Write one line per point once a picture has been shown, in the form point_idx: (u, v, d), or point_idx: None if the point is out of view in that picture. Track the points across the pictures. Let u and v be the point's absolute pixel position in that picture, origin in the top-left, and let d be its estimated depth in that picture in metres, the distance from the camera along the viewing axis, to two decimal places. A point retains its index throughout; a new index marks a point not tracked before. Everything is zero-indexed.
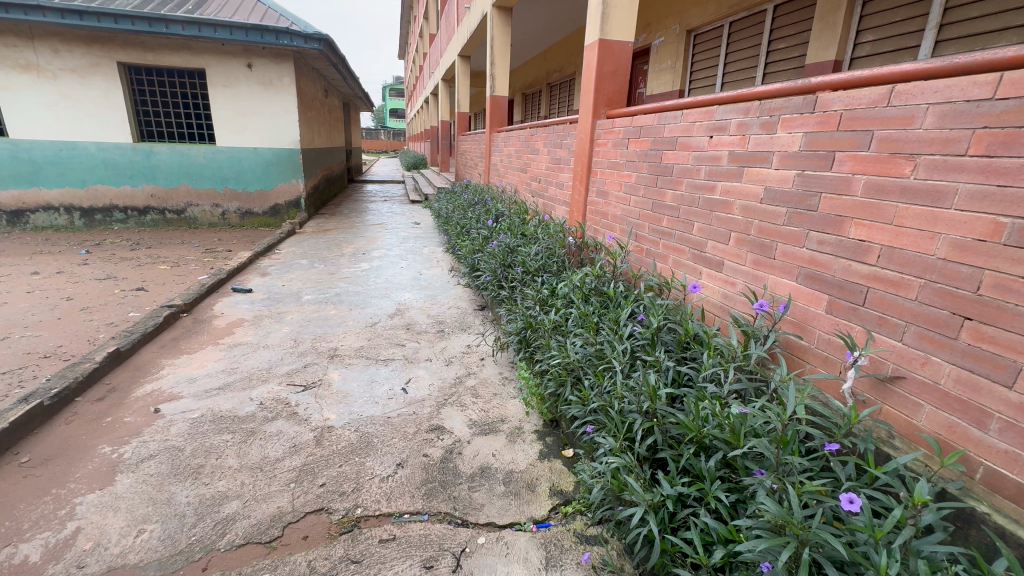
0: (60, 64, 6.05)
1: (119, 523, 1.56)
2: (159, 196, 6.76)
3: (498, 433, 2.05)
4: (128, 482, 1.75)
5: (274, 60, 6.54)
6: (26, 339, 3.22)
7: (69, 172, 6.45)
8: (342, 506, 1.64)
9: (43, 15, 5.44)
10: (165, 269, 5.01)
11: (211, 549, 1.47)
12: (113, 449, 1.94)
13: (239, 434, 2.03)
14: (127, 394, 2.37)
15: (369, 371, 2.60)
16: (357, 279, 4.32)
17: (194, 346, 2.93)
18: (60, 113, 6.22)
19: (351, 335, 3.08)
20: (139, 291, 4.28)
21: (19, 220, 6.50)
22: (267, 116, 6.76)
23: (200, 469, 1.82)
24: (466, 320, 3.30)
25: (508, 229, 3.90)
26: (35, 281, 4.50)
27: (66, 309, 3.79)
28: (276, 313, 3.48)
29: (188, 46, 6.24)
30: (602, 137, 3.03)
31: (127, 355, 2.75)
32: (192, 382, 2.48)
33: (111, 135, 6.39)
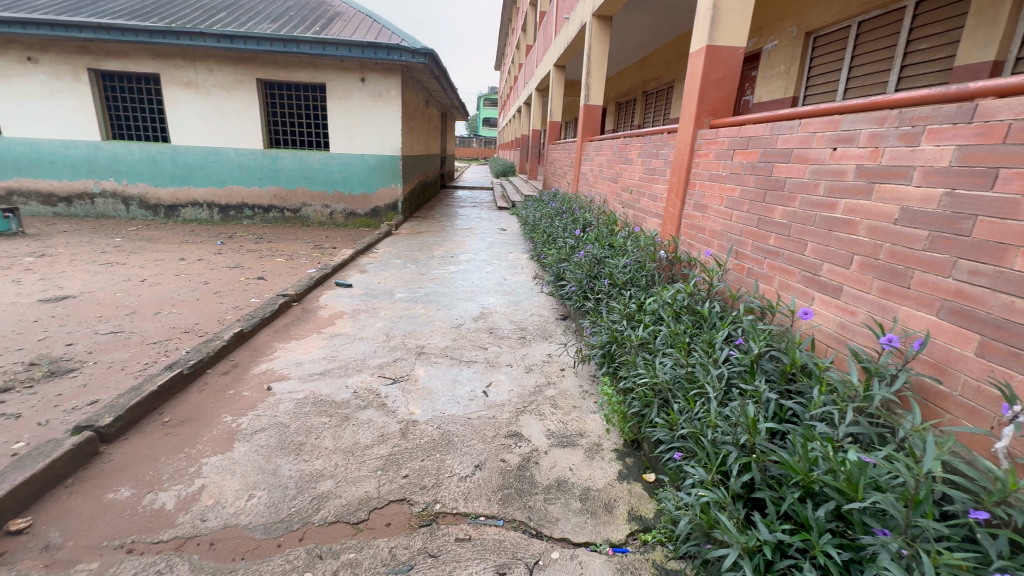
0: (213, 81, 7.03)
1: (234, 486, 1.76)
2: (281, 196, 7.59)
3: (576, 447, 2.01)
4: (244, 450, 1.97)
5: (384, 74, 7.10)
6: (172, 315, 3.78)
7: (213, 174, 7.45)
8: (422, 500, 1.71)
9: (204, 40, 6.38)
10: (280, 262, 5.61)
11: (307, 522, 1.60)
12: (233, 419, 2.20)
13: (336, 418, 2.20)
14: (247, 370, 2.69)
15: (452, 371, 2.68)
16: (445, 281, 4.51)
17: (301, 333, 3.24)
18: (209, 123, 7.22)
19: (437, 334, 3.22)
20: (260, 280, 4.83)
21: (173, 214, 7.64)
22: (374, 126, 7.35)
23: (301, 446, 2.00)
24: (547, 329, 3.30)
25: (595, 239, 3.84)
26: (181, 265, 5.28)
27: (203, 292, 4.39)
28: (372, 308, 3.74)
29: (313, 63, 7.01)
30: (703, 148, 2.89)
31: (247, 336, 3.11)
32: (298, 365, 2.75)
33: (247, 142, 7.31)
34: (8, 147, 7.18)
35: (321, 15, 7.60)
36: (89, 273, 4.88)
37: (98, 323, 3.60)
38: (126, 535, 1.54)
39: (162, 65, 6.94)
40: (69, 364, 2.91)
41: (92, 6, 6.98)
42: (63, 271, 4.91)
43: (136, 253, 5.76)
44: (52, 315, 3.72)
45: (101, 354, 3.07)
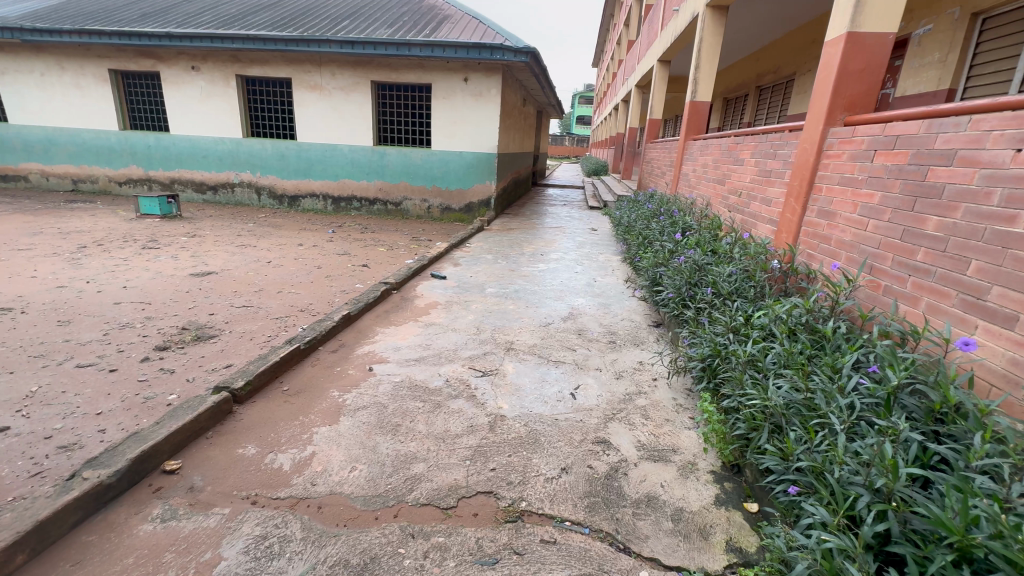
0: (335, 84, 7.72)
1: (339, 457, 1.91)
2: (385, 189, 8.13)
3: (669, 463, 1.91)
4: (348, 424, 2.13)
5: (486, 74, 7.32)
6: (292, 295, 4.22)
7: (329, 168, 8.18)
8: (509, 495, 1.72)
9: (329, 46, 7.01)
10: (382, 251, 6.02)
11: (402, 500, 1.69)
12: (340, 394, 2.40)
13: (429, 404, 2.31)
14: (352, 350, 2.91)
15: (541, 370, 2.68)
16: (535, 278, 4.53)
17: (399, 319, 3.44)
18: (329, 122, 7.93)
19: (526, 331, 3.24)
20: (364, 267, 5.23)
21: (295, 204, 8.52)
22: (474, 125, 7.61)
23: (397, 427, 2.12)
24: (639, 335, 3.18)
25: (697, 245, 3.62)
26: (299, 250, 5.87)
27: (317, 275, 4.85)
28: (464, 301, 3.87)
29: (421, 65, 7.42)
30: (834, 148, 2.58)
31: (353, 319, 3.37)
32: (396, 350, 2.92)
33: (360, 140, 7.93)
34: (173, 142, 8.43)
35: (432, 19, 7.99)
36: (228, 253, 5.61)
37: (233, 297, 4.12)
38: (251, 488, 1.74)
39: (294, 71, 7.76)
40: (211, 331, 3.36)
41: (242, 20, 7.98)
42: (209, 250, 5.70)
43: (264, 237, 6.51)
44: (199, 288, 4.33)
45: (235, 325, 3.50)
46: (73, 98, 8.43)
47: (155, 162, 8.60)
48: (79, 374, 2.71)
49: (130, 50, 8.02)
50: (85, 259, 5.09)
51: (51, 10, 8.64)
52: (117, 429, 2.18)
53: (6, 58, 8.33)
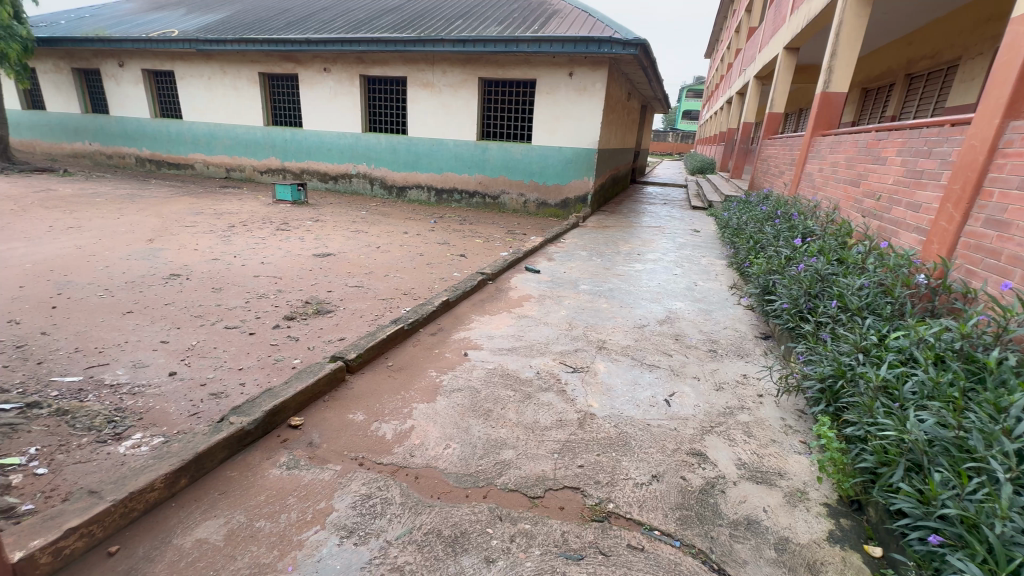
0: (445, 81, 8.12)
1: (435, 434, 2.03)
2: (484, 183, 8.39)
3: (773, 487, 1.75)
4: (444, 404, 2.26)
5: (592, 68, 7.23)
6: (397, 278, 4.55)
7: (434, 162, 8.63)
8: (596, 495, 1.71)
9: (443, 45, 7.38)
10: (479, 243, 6.24)
11: (491, 483, 1.75)
12: (437, 374, 2.54)
13: (520, 394, 2.36)
14: (449, 334, 3.07)
15: (633, 373, 2.61)
16: (630, 278, 4.40)
17: (494, 309, 3.55)
18: (438, 118, 8.36)
19: (619, 332, 3.16)
20: (462, 257, 5.46)
21: (402, 194, 9.12)
22: (576, 120, 7.55)
23: (489, 412, 2.20)
24: (743, 347, 2.95)
25: (819, 252, 3.25)
26: (405, 238, 6.29)
27: (420, 262, 5.17)
28: (557, 296, 3.88)
29: (528, 60, 7.54)
30: (1014, 145, 2.17)
31: (451, 305, 3.55)
32: (490, 338, 3.02)
33: (464, 135, 8.26)
34: (304, 137, 9.45)
35: (541, 14, 8.05)
36: (344, 237, 6.19)
37: (348, 277, 4.54)
38: (359, 452, 1.92)
39: (410, 70, 8.30)
40: (328, 306, 3.75)
41: (368, 24, 8.69)
42: (328, 234, 6.33)
43: (375, 224, 7.07)
44: (320, 267, 4.83)
45: (348, 302, 3.86)
46: (230, 98, 9.80)
47: (290, 154, 9.72)
48: (226, 334, 3.17)
49: (276, 55, 9.13)
50: (233, 236, 5.92)
51: (219, 23, 10.13)
52: (254, 385, 2.53)
53: (184, 65, 9.91)
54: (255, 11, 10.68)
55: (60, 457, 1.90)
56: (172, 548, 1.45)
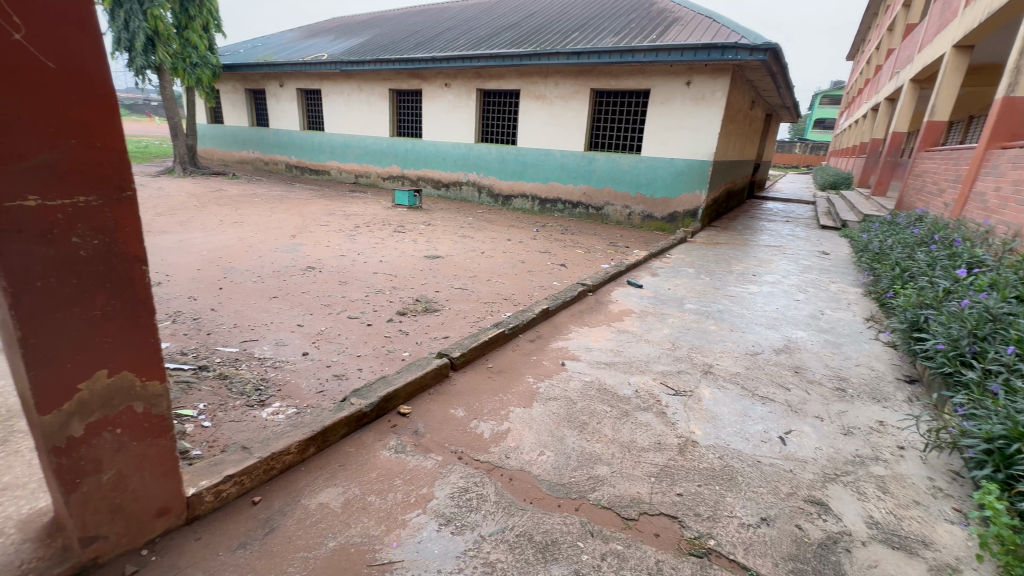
0: (557, 93, 8.26)
1: (531, 439, 2.07)
2: (589, 194, 8.36)
3: (914, 556, 1.51)
4: (541, 411, 2.29)
5: (713, 76, 6.88)
6: (499, 284, 4.72)
7: (540, 172, 8.80)
8: (696, 527, 1.61)
9: (557, 58, 7.54)
10: (580, 253, 6.23)
11: (584, 497, 1.74)
12: (535, 381, 2.58)
13: (617, 411, 2.31)
14: (548, 342, 3.11)
15: (743, 403, 2.41)
16: (743, 300, 4.09)
17: (593, 321, 3.52)
18: (547, 129, 8.53)
19: (728, 357, 2.95)
20: (562, 266, 5.50)
21: (507, 202, 9.43)
22: (691, 130, 7.23)
23: (584, 425, 2.19)
24: (880, 389, 2.57)
25: (990, 286, 2.74)
26: (507, 245, 6.49)
27: (521, 269, 5.30)
28: (660, 313, 3.72)
29: (643, 70, 7.41)
30: None
31: (551, 314, 3.58)
32: (588, 351, 3.00)
33: (572, 145, 8.32)
34: (423, 146, 10.22)
35: (660, 22, 7.85)
36: (453, 241, 6.57)
37: (454, 279, 4.82)
38: (459, 446, 2.02)
39: (524, 83, 8.58)
40: (435, 305, 4.00)
41: (487, 41, 9.17)
42: (438, 237, 6.76)
43: (480, 230, 7.40)
44: (430, 268, 5.18)
45: (453, 303, 4.10)
46: (363, 112, 10.95)
47: (409, 163, 10.58)
48: (348, 323, 3.54)
49: (405, 73, 10.02)
50: (358, 236, 6.60)
51: (360, 46, 11.41)
52: (369, 372, 2.79)
53: (329, 84, 11.30)
54: (390, 34, 11.85)
55: (219, 415, 2.27)
56: (300, 507, 1.66)
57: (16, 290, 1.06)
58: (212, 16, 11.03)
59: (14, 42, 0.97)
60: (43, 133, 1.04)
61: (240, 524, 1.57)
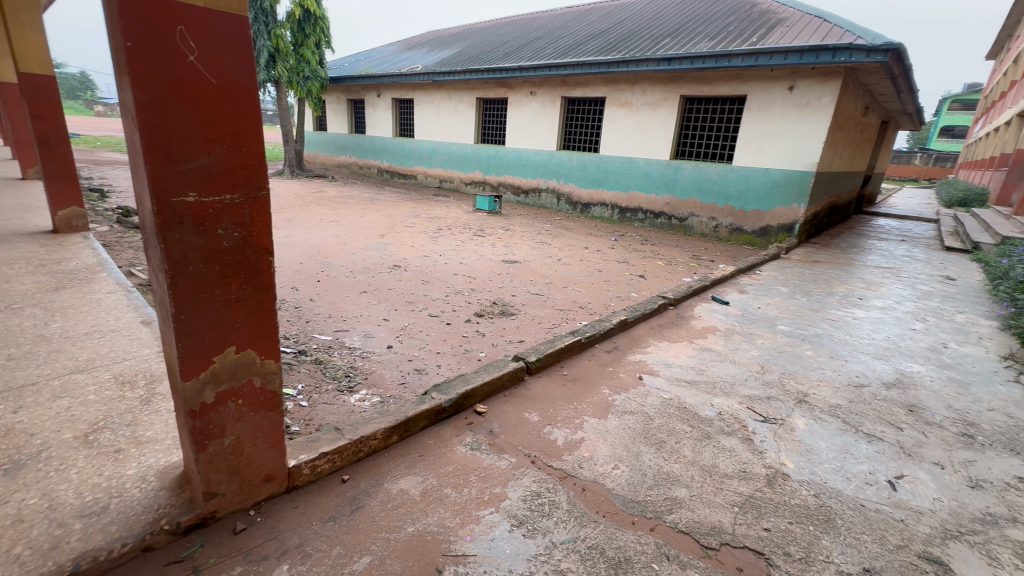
0: (644, 100, 8.06)
1: (605, 452, 2.03)
2: (672, 204, 8.06)
3: None
4: (616, 424, 2.24)
5: (820, 80, 6.36)
6: (575, 291, 4.69)
7: (622, 180, 8.63)
8: (785, 568, 1.49)
9: (647, 65, 7.40)
10: (660, 265, 6.02)
11: (660, 518, 1.67)
12: (610, 393, 2.53)
13: (697, 432, 2.19)
14: (624, 355, 3.03)
15: (844, 439, 2.18)
16: (845, 326, 3.71)
17: (674, 336, 3.38)
18: (631, 137, 8.36)
19: (826, 386, 2.70)
20: (641, 277, 5.35)
21: (586, 210, 9.36)
22: (791, 138, 6.72)
23: (662, 443, 2.10)
24: (1019, 440, 2.21)
25: None
26: (585, 253, 6.44)
27: (598, 278, 5.24)
28: (747, 333, 3.49)
29: (740, 76, 7.02)
30: None
31: (629, 325, 3.49)
32: (668, 366, 2.88)
33: (657, 154, 8.07)
34: (506, 153, 10.45)
35: (762, 24, 7.40)
36: (530, 246, 6.65)
37: (531, 284, 4.87)
38: (532, 450, 2.03)
39: (610, 90, 8.49)
40: (512, 309, 4.07)
41: (575, 49, 9.20)
42: (516, 243, 6.87)
43: (558, 237, 7.41)
44: (507, 273, 5.28)
45: (529, 308, 4.14)
46: (451, 120, 11.45)
47: (491, 169, 10.86)
48: (429, 321, 3.71)
49: (493, 82, 10.34)
50: (440, 237, 6.90)
51: (452, 57, 11.97)
52: (447, 368, 2.90)
53: (422, 94, 11.95)
54: (481, 45, 12.29)
55: (315, 396, 2.49)
56: (383, 490, 1.76)
57: (174, 273, 1.23)
58: (325, 33, 12.13)
59: (189, 62, 1.14)
60: (204, 139, 1.21)
61: (331, 499, 1.71)
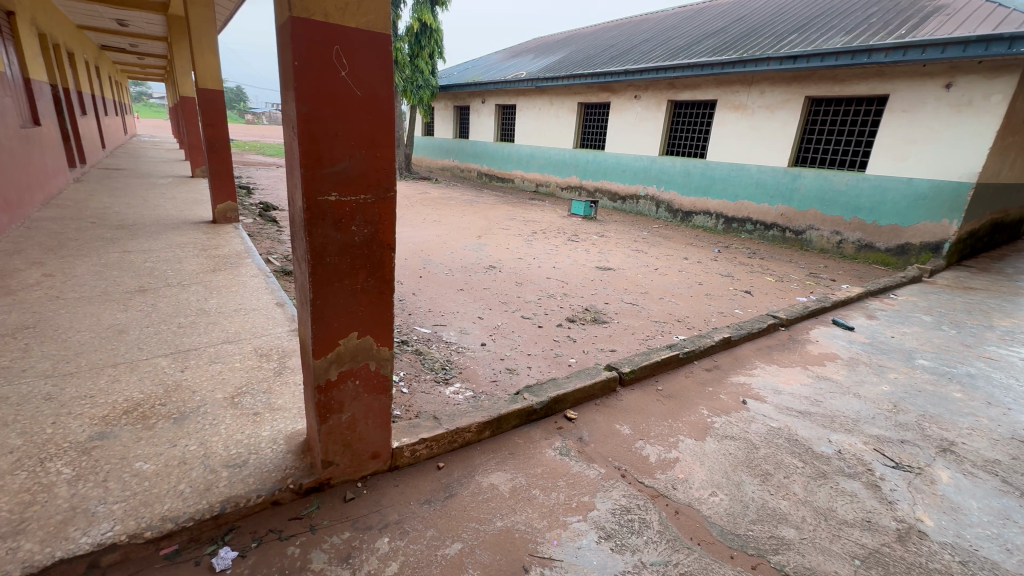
0: (761, 102, 7.48)
1: (702, 476, 1.91)
2: (788, 215, 7.36)
3: None
4: (715, 448, 2.10)
5: (989, 75, 5.41)
6: (672, 303, 4.49)
7: (730, 188, 8.07)
8: None
9: (768, 64, 6.86)
10: (770, 281, 5.53)
11: (763, 556, 1.54)
12: (709, 415, 2.38)
13: (811, 469, 1.98)
14: (726, 375, 2.83)
15: (1005, 503, 1.83)
16: (1008, 367, 3.11)
17: (785, 360, 3.08)
18: (744, 142, 7.80)
19: (979, 436, 2.29)
20: (746, 293, 4.96)
21: (687, 219, 8.89)
22: (944, 143, 5.80)
23: (768, 476, 1.93)
24: None
25: None
26: (684, 264, 6.12)
27: (698, 291, 4.95)
28: (876, 365, 3.07)
29: (882, 73, 6.21)
30: None
31: (732, 343, 3.25)
32: (776, 393, 2.64)
33: (773, 160, 7.43)
34: (605, 158, 10.30)
35: (913, 14, 6.49)
36: (625, 254, 6.49)
37: (625, 293, 4.75)
38: (623, 464, 1.98)
39: (722, 92, 8.00)
40: (604, 317, 4.01)
41: (686, 50, 8.81)
42: (611, 249, 6.74)
43: (655, 246, 7.14)
44: (601, 279, 5.20)
45: (622, 317, 4.04)
46: (551, 125, 11.56)
47: (589, 174, 10.77)
48: (522, 322, 3.79)
49: (596, 87, 10.27)
50: (534, 241, 7.01)
51: (556, 63, 12.09)
52: (537, 371, 2.94)
53: (524, 100, 12.22)
54: (586, 50, 12.27)
55: (415, 384, 2.66)
56: (475, 482, 1.83)
57: (315, 262, 1.39)
58: (439, 45, 12.91)
59: (341, 78, 1.29)
60: (348, 145, 1.35)
61: (427, 482, 1.81)
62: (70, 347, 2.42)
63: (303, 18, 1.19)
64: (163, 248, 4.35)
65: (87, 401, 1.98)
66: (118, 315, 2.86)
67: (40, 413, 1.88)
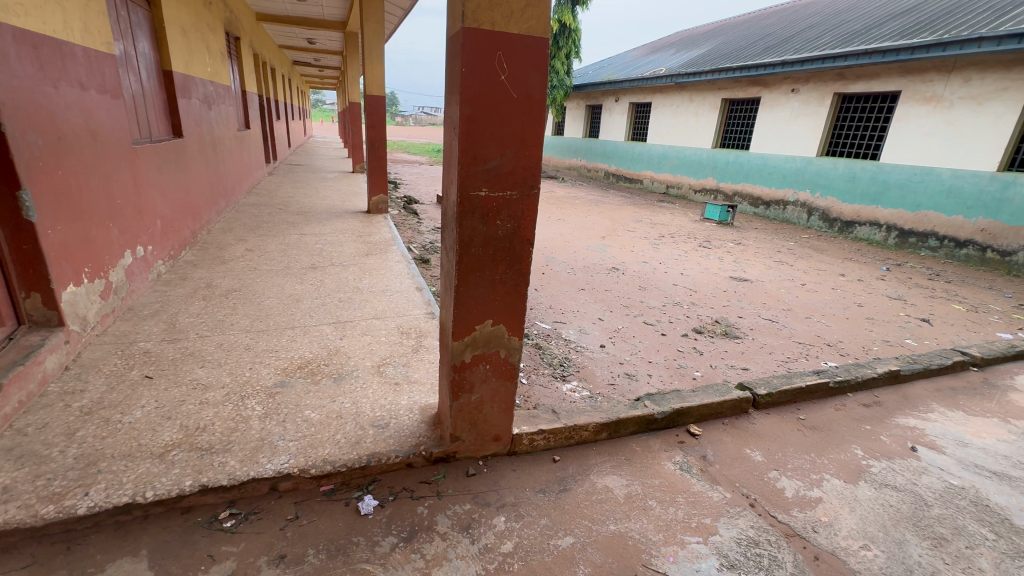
0: (964, 92, 6.17)
1: (852, 524, 1.67)
2: (992, 231, 5.98)
3: None
4: (870, 495, 1.82)
5: None
6: (821, 325, 3.95)
7: (911, 196, 6.80)
8: None
9: (979, 46, 5.62)
10: (958, 309, 4.56)
11: None
12: (864, 457, 2.06)
13: (1007, 545, 1.61)
14: (890, 415, 2.41)
15: None
16: None
17: (976, 407, 2.52)
18: (934, 141, 6.51)
19: None
20: (923, 322, 4.16)
21: (848, 229, 7.73)
22: None
23: (943, 541, 1.61)
24: None
25: None
26: (840, 281, 5.34)
27: (856, 313, 4.29)
28: None
29: None
30: None
31: (901, 379, 2.75)
32: (961, 445, 2.17)
33: (975, 163, 6.09)
34: (748, 159, 9.42)
35: None
36: (765, 265, 5.88)
37: (763, 307, 4.30)
38: (752, 492, 1.82)
39: (909, 82, 6.77)
40: (736, 331, 3.69)
41: (864, 34, 7.62)
42: (748, 259, 6.15)
43: (804, 258, 6.34)
44: (734, 290, 4.79)
45: (758, 333, 3.67)
46: (689, 124, 10.91)
47: (728, 176, 9.94)
48: (643, 328, 3.67)
49: (745, 80, 9.41)
50: (661, 245, 6.70)
51: (700, 57, 11.34)
52: (659, 380, 2.82)
53: (662, 97, 11.69)
54: (736, 41, 11.30)
55: (534, 376, 2.75)
56: (589, 481, 1.83)
57: (462, 252, 1.52)
58: (577, 44, 12.94)
59: (500, 81, 1.38)
60: (500, 143, 1.44)
61: (543, 473, 1.87)
62: (263, 308, 2.98)
63: (473, 28, 1.30)
64: (329, 233, 5.08)
65: (273, 354, 2.43)
66: (296, 286, 3.43)
67: (241, 359, 2.35)
